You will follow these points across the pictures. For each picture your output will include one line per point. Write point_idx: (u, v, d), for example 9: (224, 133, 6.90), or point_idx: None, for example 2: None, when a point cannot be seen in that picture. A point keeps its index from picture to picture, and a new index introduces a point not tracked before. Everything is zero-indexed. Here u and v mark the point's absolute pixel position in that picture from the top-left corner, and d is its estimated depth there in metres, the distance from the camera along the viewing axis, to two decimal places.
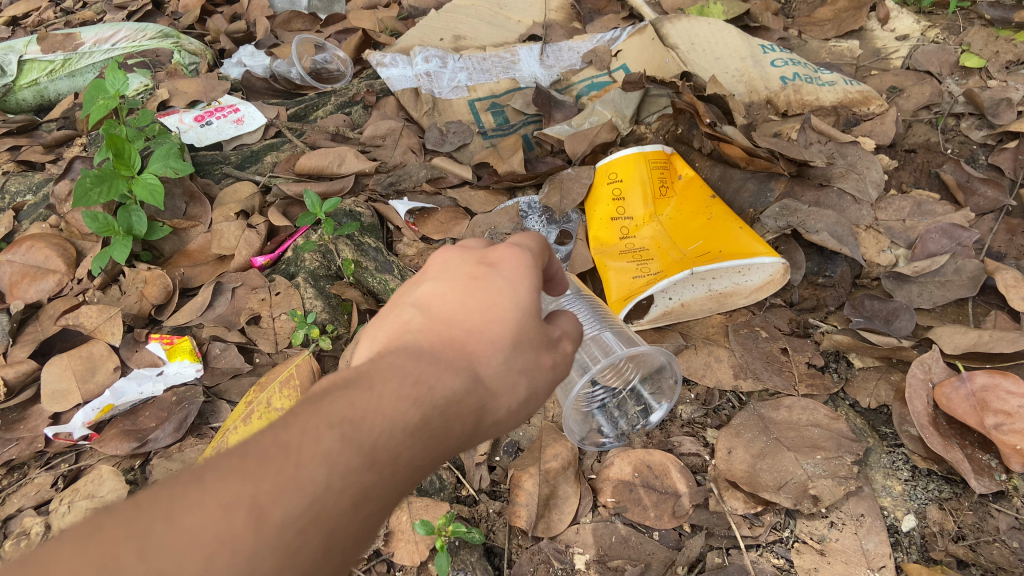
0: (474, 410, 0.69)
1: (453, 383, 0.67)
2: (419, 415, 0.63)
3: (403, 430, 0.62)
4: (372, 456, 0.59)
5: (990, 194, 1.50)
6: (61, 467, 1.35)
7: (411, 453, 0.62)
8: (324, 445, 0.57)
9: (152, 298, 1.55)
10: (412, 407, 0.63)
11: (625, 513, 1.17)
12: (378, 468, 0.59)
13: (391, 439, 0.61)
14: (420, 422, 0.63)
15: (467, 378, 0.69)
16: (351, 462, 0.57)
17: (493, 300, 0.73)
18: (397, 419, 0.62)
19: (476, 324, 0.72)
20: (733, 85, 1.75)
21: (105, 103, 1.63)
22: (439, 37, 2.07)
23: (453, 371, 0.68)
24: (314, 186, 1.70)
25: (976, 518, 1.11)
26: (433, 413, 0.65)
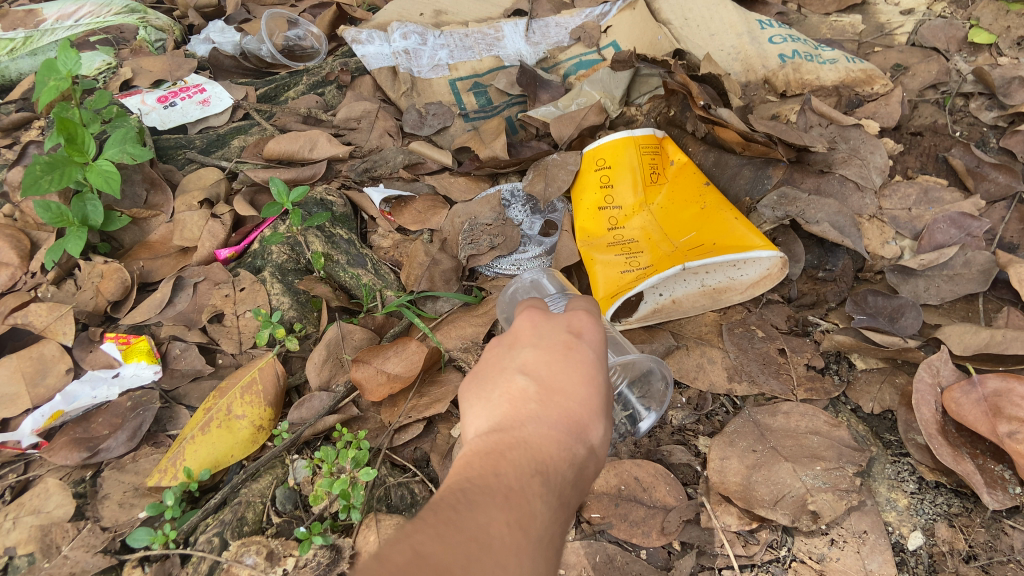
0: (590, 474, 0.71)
1: (579, 450, 0.69)
2: (563, 481, 0.65)
3: (557, 497, 0.63)
4: (554, 522, 0.60)
5: (1002, 179, 1.41)
6: (8, 478, 1.26)
7: (564, 521, 0.64)
8: (528, 511, 0.58)
9: (108, 294, 1.45)
10: (559, 475, 0.65)
11: (611, 530, 1.08)
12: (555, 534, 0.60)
13: (556, 505, 0.62)
14: (564, 488, 0.65)
15: (588, 447, 0.71)
16: (540, 529, 0.58)
17: (591, 369, 0.76)
18: (551, 484, 0.63)
19: (581, 396, 0.73)
20: (728, 64, 1.64)
21: (56, 84, 1.52)
22: (419, 12, 1.95)
23: (578, 438, 0.70)
24: (282, 173, 1.59)
25: (989, 536, 1.03)
26: (572, 480, 0.67)
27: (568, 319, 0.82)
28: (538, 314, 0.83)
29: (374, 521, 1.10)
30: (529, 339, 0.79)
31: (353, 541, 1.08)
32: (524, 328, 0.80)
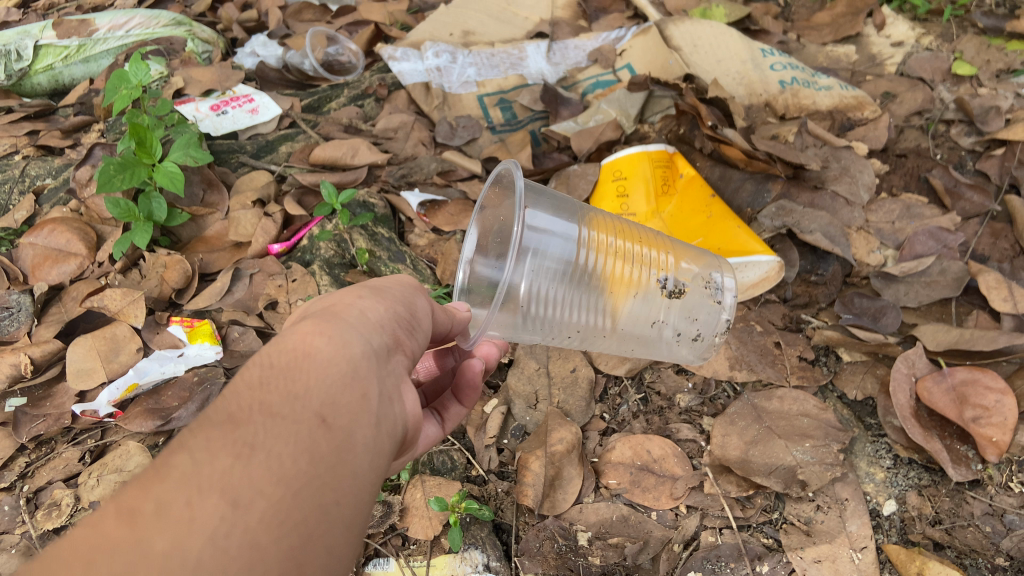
0: (311, 350, 0.67)
1: (284, 347, 0.68)
2: (241, 403, 0.64)
3: (221, 431, 0.61)
4: (209, 457, 0.59)
5: (977, 199, 1.60)
6: (87, 442, 1.43)
7: (255, 430, 0.61)
8: (140, 494, 0.56)
9: (172, 283, 1.61)
10: (230, 400, 0.64)
11: (626, 494, 1.25)
12: (224, 466, 0.58)
13: (221, 440, 0.60)
14: (250, 406, 0.63)
15: (308, 321, 0.71)
16: (165, 490, 0.56)
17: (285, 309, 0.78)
18: (204, 427, 0.62)
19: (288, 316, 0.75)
20: (734, 88, 1.78)
21: (127, 93, 1.69)
22: (449, 32, 2.12)
23: (297, 325, 0.71)
24: (329, 177, 1.78)
25: (952, 503, 1.21)
26: (268, 383, 0.65)
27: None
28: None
29: (419, 481, 1.26)
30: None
31: (403, 498, 1.24)
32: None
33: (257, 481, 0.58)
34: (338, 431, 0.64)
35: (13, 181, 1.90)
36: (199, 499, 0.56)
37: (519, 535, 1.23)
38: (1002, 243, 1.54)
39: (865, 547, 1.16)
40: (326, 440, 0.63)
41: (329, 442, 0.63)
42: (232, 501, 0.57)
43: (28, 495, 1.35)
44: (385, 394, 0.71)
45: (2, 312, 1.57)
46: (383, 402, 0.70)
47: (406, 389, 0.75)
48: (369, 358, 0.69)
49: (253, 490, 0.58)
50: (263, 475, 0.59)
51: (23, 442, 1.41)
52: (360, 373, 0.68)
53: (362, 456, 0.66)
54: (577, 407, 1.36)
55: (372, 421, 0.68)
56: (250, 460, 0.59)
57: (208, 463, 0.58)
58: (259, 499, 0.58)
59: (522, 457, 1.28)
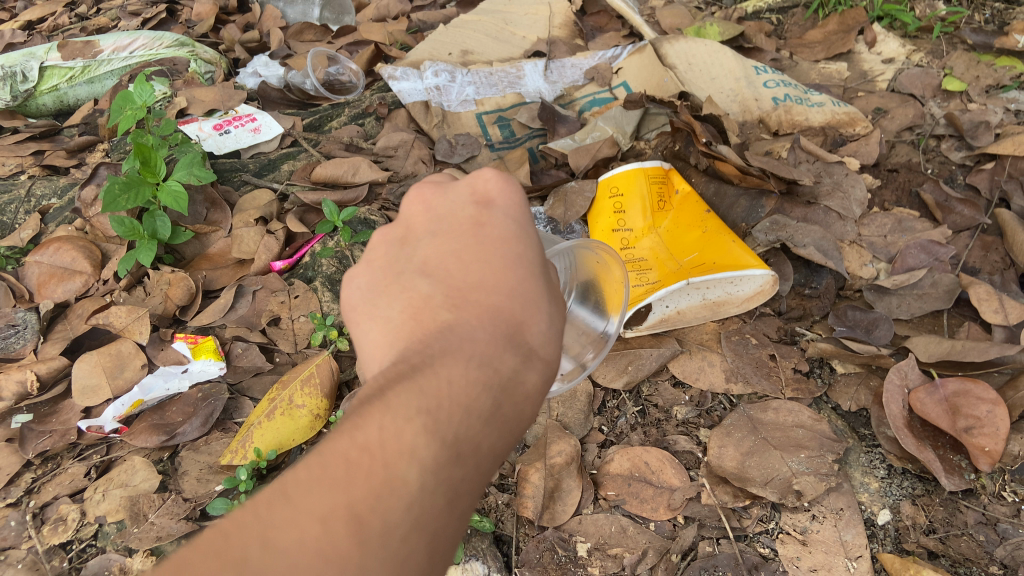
0: (512, 415, 0.71)
1: (504, 388, 0.70)
2: (465, 434, 0.64)
3: (443, 455, 0.62)
4: (430, 499, 0.60)
5: (968, 213, 1.62)
6: (93, 458, 1.45)
7: (463, 482, 0.63)
8: (375, 501, 0.56)
9: (176, 300, 1.63)
10: (460, 422, 0.64)
11: (624, 505, 1.27)
12: (441, 510, 0.61)
13: (444, 479, 0.61)
14: (468, 447, 0.64)
15: (520, 360, 0.73)
16: (394, 515, 0.57)
17: (498, 245, 0.77)
18: (435, 437, 0.61)
19: (509, 284, 0.75)
20: (728, 104, 1.83)
21: (133, 113, 1.72)
22: (448, 51, 2.16)
23: (518, 364, 0.72)
24: (330, 196, 1.81)
25: (946, 513, 1.23)
26: (486, 430, 0.67)
27: (472, 183, 0.81)
28: (441, 185, 0.82)
29: None
30: (430, 224, 0.80)
31: None
32: (416, 213, 0.82)
33: (444, 542, 0.62)
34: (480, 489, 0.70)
35: (19, 201, 1.92)
36: (410, 544, 0.58)
37: (519, 546, 1.24)
38: (992, 256, 1.58)
39: (860, 557, 1.18)
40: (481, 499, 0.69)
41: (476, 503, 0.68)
42: (423, 562, 0.59)
43: (34, 510, 1.37)
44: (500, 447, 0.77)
45: (9, 330, 1.60)
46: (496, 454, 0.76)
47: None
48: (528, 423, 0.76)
49: (439, 550, 0.61)
50: (446, 539, 0.62)
51: (30, 458, 1.43)
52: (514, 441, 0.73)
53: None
54: (575, 420, 1.38)
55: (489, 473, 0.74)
56: (449, 516, 0.62)
57: (429, 503, 0.59)
58: (434, 562, 0.61)
59: (521, 470, 1.29)
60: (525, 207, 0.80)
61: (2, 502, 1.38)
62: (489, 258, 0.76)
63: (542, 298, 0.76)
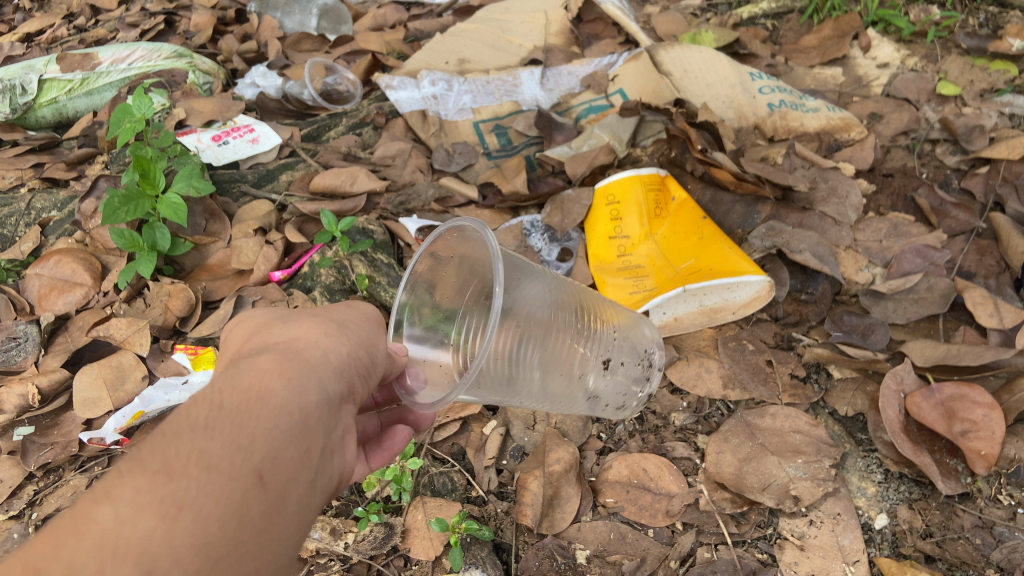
0: (266, 396, 0.66)
1: (239, 386, 0.67)
2: (177, 450, 0.60)
3: (152, 476, 0.58)
4: (135, 512, 0.56)
5: (962, 217, 1.63)
6: (95, 469, 1.46)
7: (189, 484, 0.58)
8: (53, 554, 0.53)
9: (176, 311, 1.64)
10: (168, 443, 0.61)
11: (623, 512, 1.27)
12: (150, 525, 0.55)
13: (149, 491, 0.57)
14: (186, 455, 0.60)
15: (270, 359, 0.71)
16: (79, 550, 0.53)
17: (242, 337, 0.81)
18: (134, 473, 0.59)
19: (269, 338, 0.76)
20: (724, 111, 1.84)
21: (132, 125, 1.73)
22: (444, 61, 2.18)
23: (255, 360, 0.71)
24: (328, 205, 1.83)
25: (943, 517, 1.24)
26: (214, 425, 0.63)
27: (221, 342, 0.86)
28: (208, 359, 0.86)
29: (421, 503, 1.30)
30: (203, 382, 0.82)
31: (404, 520, 1.28)
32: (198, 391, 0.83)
33: (180, 543, 0.56)
34: (274, 487, 0.63)
35: (20, 214, 1.93)
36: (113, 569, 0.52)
37: (518, 554, 1.25)
38: (988, 260, 1.58)
39: (858, 561, 1.19)
40: (259, 500, 0.62)
41: (262, 501, 0.62)
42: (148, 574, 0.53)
43: (36, 522, 1.40)
44: (327, 449, 0.71)
45: (11, 342, 1.61)
46: (325, 457, 0.70)
47: (350, 438, 0.76)
48: (319, 410, 0.70)
49: (176, 556, 0.55)
50: (188, 538, 0.56)
51: (32, 470, 1.45)
52: (307, 427, 0.68)
53: (291, 519, 0.66)
54: (574, 428, 1.39)
55: (310, 478, 0.68)
56: (178, 520, 0.56)
57: (131, 520, 0.55)
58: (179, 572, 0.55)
59: (520, 477, 1.31)
60: (256, 312, 0.87)
61: (5, 514, 1.41)
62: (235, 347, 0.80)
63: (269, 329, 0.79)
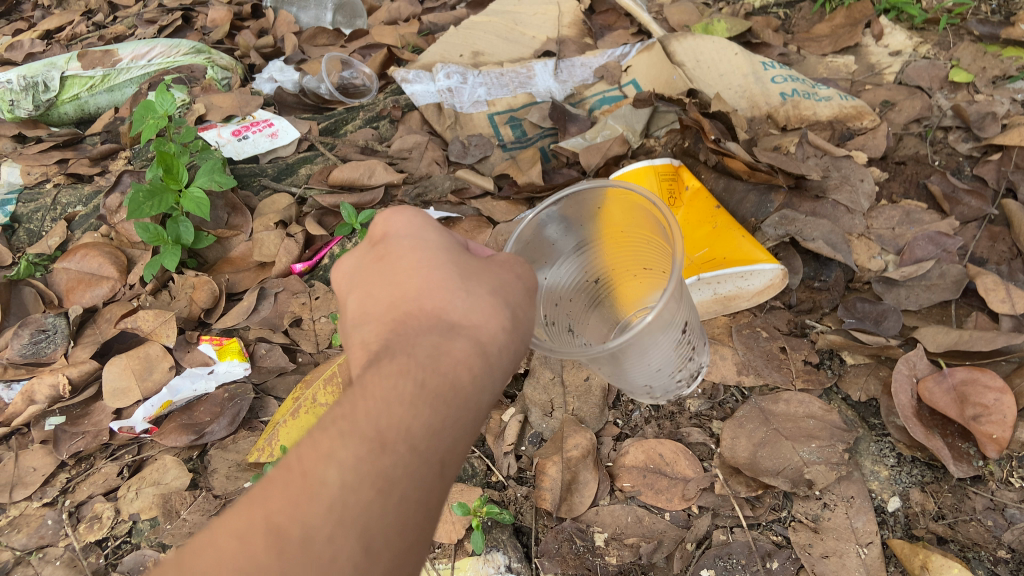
0: (457, 382, 0.72)
1: (436, 372, 0.71)
2: (392, 415, 0.65)
3: (366, 446, 0.63)
4: (361, 479, 0.61)
5: (974, 204, 1.64)
6: (125, 457, 1.51)
7: (397, 463, 0.63)
8: (293, 509, 0.57)
9: (201, 303, 1.68)
10: (378, 416, 0.65)
11: (640, 496, 1.31)
12: (369, 497, 0.60)
13: (370, 457, 0.62)
14: (400, 425, 0.65)
15: (450, 350, 0.73)
16: (321, 509, 0.58)
17: (405, 265, 0.81)
18: (351, 436, 0.63)
19: (421, 286, 0.79)
20: (736, 100, 1.86)
21: (155, 122, 1.76)
22: (459, 53, 2.20)
23: (440, 352, 0.73)
24: (348, 199, 1.85)
25: (955, 499, 1.27)
26: (414, 414, 0.67)
27: (371, 235, 0.89)
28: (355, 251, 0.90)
29: None
30: (353, 283, 0.87)
31: None
32: (341, 279, 0.88)
33: (389, 521, 0.61)
34: (446, 480, 0.69)
35: (46, 210, 1.98)
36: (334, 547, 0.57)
37: (539, 537, 1.29)
38: (999, 246, 1.60)
39: (871, 543, 1.21)
40: (442, 489, 0.67)
41: (439, 490, 0.67)
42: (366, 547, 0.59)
43: (70, 509, 1.44)
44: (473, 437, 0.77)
45: (40, 334, 1.64)
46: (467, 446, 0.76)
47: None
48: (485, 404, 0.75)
49: (383, 531, 0.60)
50: (393, 517, 0.61)
51: (64, 458, 1.49)
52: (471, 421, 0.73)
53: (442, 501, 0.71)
54: (591, 414, 1.42)
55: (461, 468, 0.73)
56: (390, 498, 0.62)
57: (356, 482, 0.60)
58: (385, 554, 0.60)
59: (539, 463, 1.35)
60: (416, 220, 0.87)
61: (40, 502, 1.46)
62: (405, 278, 0.81)
63: (453, 284, 0.79)
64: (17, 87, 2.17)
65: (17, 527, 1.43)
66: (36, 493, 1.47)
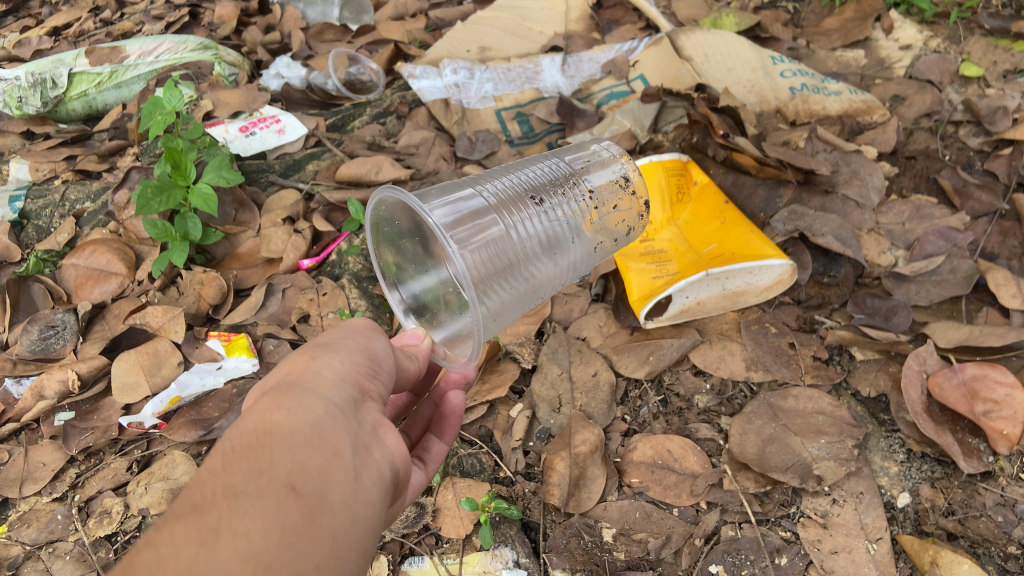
0: (275, 419, 0.65)
1: (246, 427, 0.65)
2: (204, 490, 0.60)
3: (179, 524, 0.58)
4: (172, 549, 0.56)
5: (985, 198, 1.63)
6: (134, 453, 1.51)
7: (220, 514, 0.58)
8: None
9: (209, 299, 1.69)
10: (194, 489, 0.61)
11: (648, 491, 1.30)
12: (188, 555, 0.55)
13: (184, 530, 0.57)
14: (212, 492, 0.60)
15: (267, 397, 0.68)
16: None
17: (245, 387, 0.80)
18: (169, 523, 0.58)
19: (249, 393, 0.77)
20: (745, 96, 1.84)
21: (163, 118, 1.77)
22: (466, 49, 2.18)
23: (256, 403, 0.68)
24: (355, 195, 1.85)
25: (965, 495, 1.26)
26: (230, 465, 0.62)
27: None
28: None
29: (450, 483, 1.33)
30: None
31: (434, 500, 1.31)
32: None
33: (227, 563, 0.55)
34: (310, 497, 0.62)
35: (54, 206, 1.98)
36: None
37: (547, 533, 1.28)
38: (1011, 241, 1.59)
39: (880, 539, 1.21)
40: (295, 509, 0.60)
41: (299, 510, 0.61)
42: None
43: (79, 504, 1.44)
44: (359, 445, 0.69)
45: (49, 330, 1.64)
46: (358, 454, 0.68)
47: (384, 431, 0.74)
48: (335, 416, 0.68)
49: (224, 574, 0.55)
50: (230, 558, 0.56)
51: (73, 454, 1.50)
52: (330, 436, 0.66)
53: (340, 514, 0.64)
54: (599, 410, 1.42)
55: (349, 477, 0.66)
56: (214, 548, 0.56)
57: (172, 555, 0.55)
58: None
59: (546, 458, 1.33)
60: None
61: (50, 497, 1.46)
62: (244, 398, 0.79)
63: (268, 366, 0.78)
64: (25, 84, 2.14)
65: (27, 522, 1.43)
66: (45, 488, 1.48)
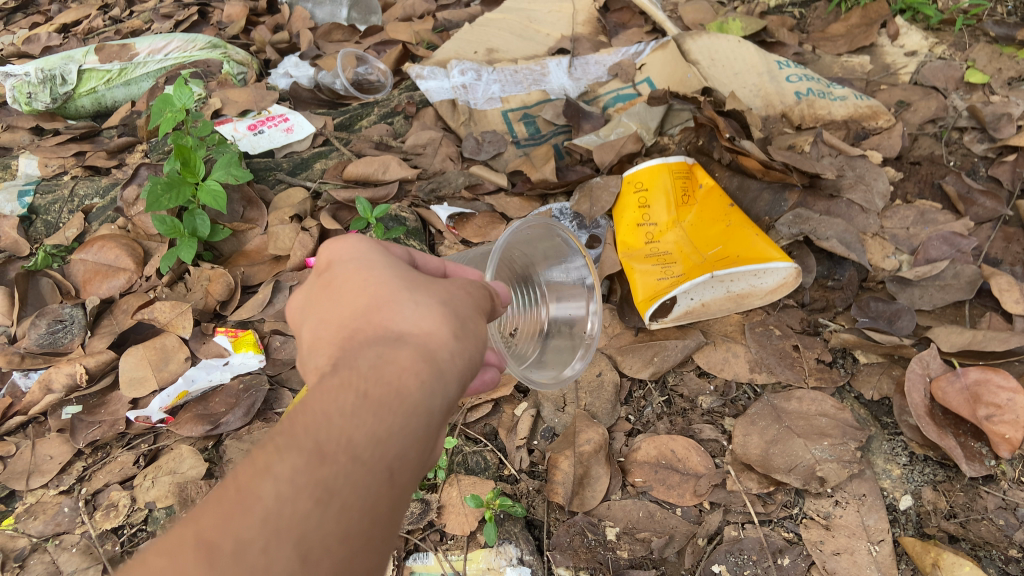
0: (404, 392, 0.65)
1: (377, 380, 0.65)
2: (329, 433, 0.61)
3: (303, 462, 0.59)
4: (292, 496, 0.57)
5: (989, 204, 1.64)
6: (141, 446, 1.52)
7: (338, 475, 0.60)
8: (223, 522, 0.56)
9: (217, 295, 1.70)
10: (318, 426, 0.61)
11: (651, 491, 1.31)
12: (305, 509, 0.57)
13: (305, 475, 0.59)
14: (336, 444, 0.61)
15: (402, 355, 0.67)
16: (249, 526, 0.56)
17: (363, 280, 0.75)
18: (291, 450, 0.60)
19: (360, 304, 0.73)
20: (751, 99, 1.86)
21: (173, 115, 1.78)
22: (473, 50, 2.20)
23: (392, 351, 0.67)
24: (363, 194, 1.88)
25: (967, 498, 1.27)
26: (358, 419, 0.62)
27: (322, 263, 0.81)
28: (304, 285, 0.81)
29: (456, 480, 1.35)
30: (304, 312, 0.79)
31: (439, 497, 1.32)
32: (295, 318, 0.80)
33: (330, 533, 0.58)
34: (400, 487, 0.65)
35: (63, 201, 1.99)
36: (276, 547, 0.55)
37: (551, 531, 1.30)
38: (1014, 247, 1.60)
39: (882, 540, 1.22)
40: (388, 496, 0.64)
41: (389, 498, 0.64)
42: (302, 556, 0.56)
43: (86, 497, 1.46)
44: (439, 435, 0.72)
45: (57, 325, 1.65)
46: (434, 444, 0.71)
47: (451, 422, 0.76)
48: (441, 410, 0.69)
49: (325, 542, 0.58)
50: (335, 531, 0.59)
51: (81, 447, 1.51)
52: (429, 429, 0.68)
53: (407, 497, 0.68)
54: (603, 410, 1.43)
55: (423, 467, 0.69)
56: (328, 511, 0.58)
57: (290, 502, 0.57)
58: (326, 558, 0.58)
59: (551, 457, 1.35)
60: (367, 245, 0.81)
61: (56, 489, 1.47)
62: (355, 296, 0.74)
63: (398, 291, 0.73)
64: (35, 80, 2.15)
65: (33, 514, 1.43)
66: (52, 481, 1.49)
